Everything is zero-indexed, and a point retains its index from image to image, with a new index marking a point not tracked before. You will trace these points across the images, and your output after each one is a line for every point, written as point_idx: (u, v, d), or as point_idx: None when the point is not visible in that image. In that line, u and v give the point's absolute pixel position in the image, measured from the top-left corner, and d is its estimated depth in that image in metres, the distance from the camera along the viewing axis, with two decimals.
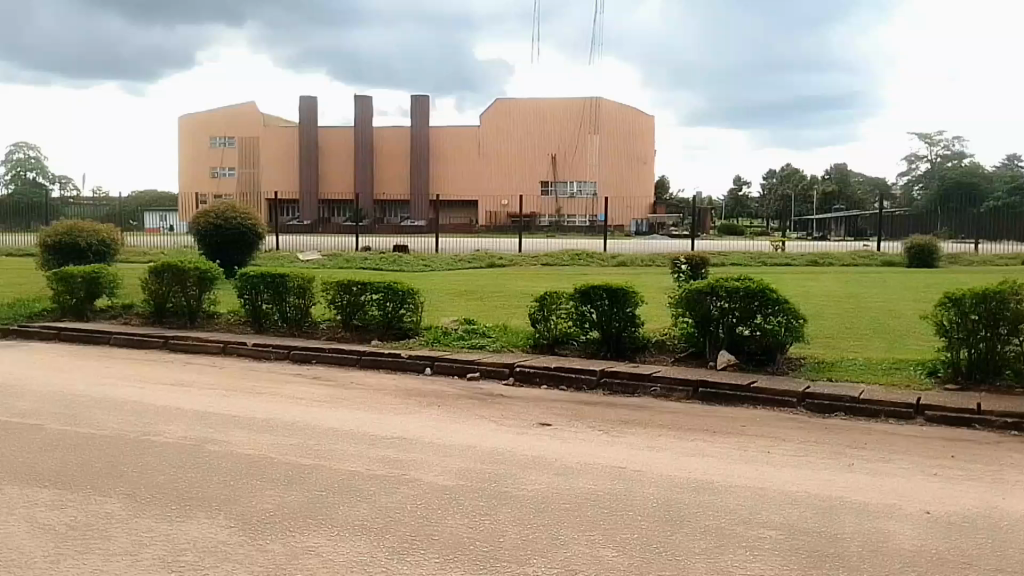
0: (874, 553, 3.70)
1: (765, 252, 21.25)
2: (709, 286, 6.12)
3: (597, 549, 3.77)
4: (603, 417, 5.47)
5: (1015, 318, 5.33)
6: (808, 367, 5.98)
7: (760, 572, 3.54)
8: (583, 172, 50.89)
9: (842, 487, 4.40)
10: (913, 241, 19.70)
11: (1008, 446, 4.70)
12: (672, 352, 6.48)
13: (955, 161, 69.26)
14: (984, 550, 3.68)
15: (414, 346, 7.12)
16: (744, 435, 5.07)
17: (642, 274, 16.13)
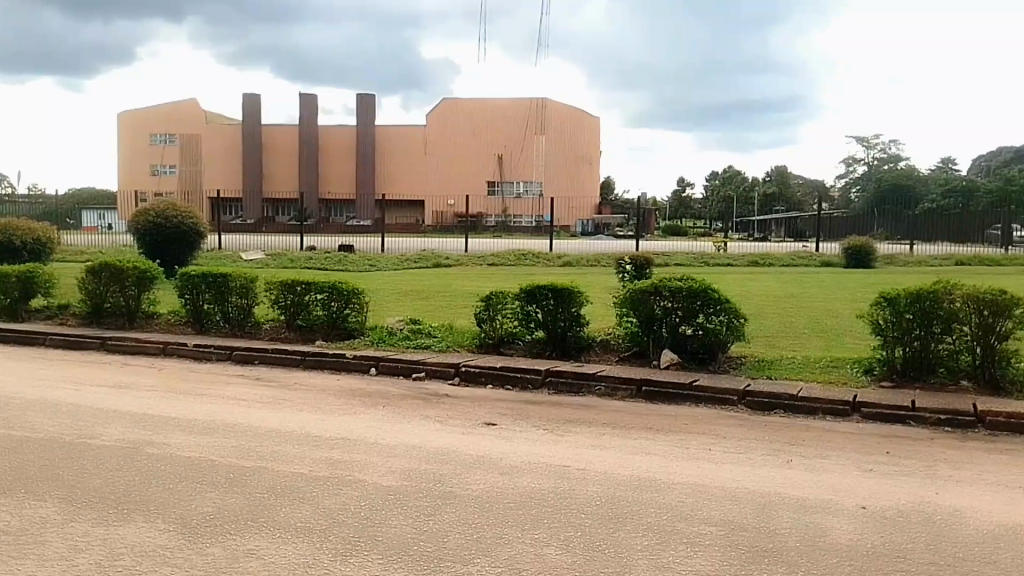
0: (810, 548, 3.77)
1: (707, 253, 21.87)
2: (652, 286, 6.17)
3: (540, 547, 3.78)
4: (547, 416, 5.49)
5: (949, 317, 5.45)
6: (749, 365, 6.08)
7: (700, 568, 3.58)
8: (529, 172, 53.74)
9: (780, 483, 4.47)
10: (852, 243, 20.31)
11: (940, 442, 4.83)
12: (616, 351, 6.53)
13: (890, 166, 75.20)
14: (917, 543, 3.76)
15: (358, 346, 7.08)
16: (686, 433, 5.14)
17: (589, 275, 16.36)
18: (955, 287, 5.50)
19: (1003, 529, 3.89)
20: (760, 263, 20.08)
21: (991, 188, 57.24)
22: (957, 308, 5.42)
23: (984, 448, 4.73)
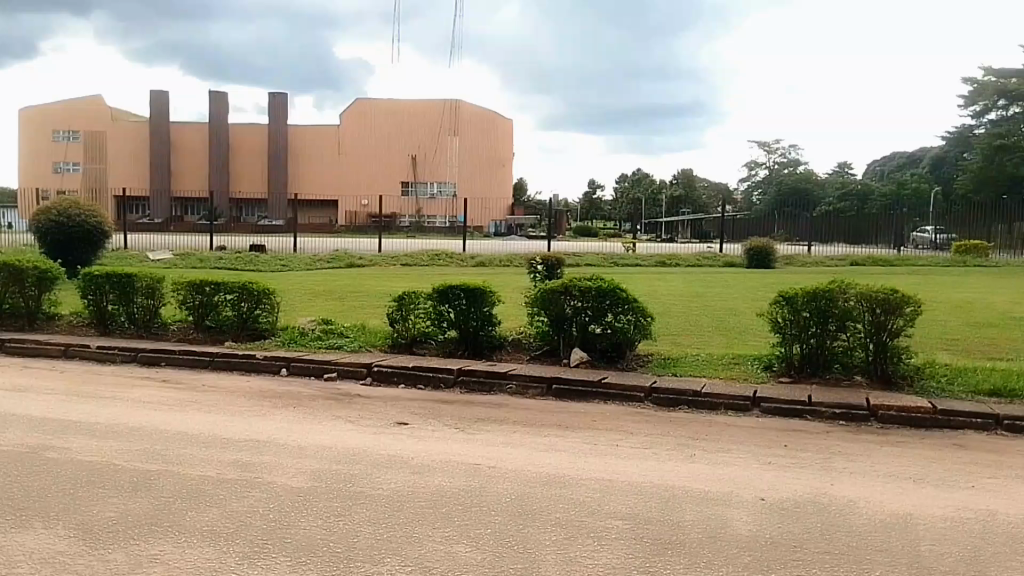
0: (711, 540, 3.88)
1: (619, 255, 22.95)
2: (562, 286, 6.30)
3: (450, 545, 3.80)
4: (458, 414, 5.54)
5: (843, 315, 5.73)
6: (655, 363, 6.27)
7: (603, 562, 3.65)
8: (442, 173, 55.88)
9: (683, 477, 4.59)
10: (752, 244, 21.17)
11: (836, 435, 5.04)
12: (527, 350, 6.63)
13: (790, 168, 81.89)
14: (812, 533, 3.91)
15: (269, 346, 7.05)
16: (593, 429, 5.24)
17: (501, 275, 16.75)
18: (848, 286, 5.77)
19: (892, 517, 4.07)
20: (667, 263, 20.86)
21: (883, 192, 62.26)
22: (850, 306, 5.69)
23: (876, 439, 4.96)
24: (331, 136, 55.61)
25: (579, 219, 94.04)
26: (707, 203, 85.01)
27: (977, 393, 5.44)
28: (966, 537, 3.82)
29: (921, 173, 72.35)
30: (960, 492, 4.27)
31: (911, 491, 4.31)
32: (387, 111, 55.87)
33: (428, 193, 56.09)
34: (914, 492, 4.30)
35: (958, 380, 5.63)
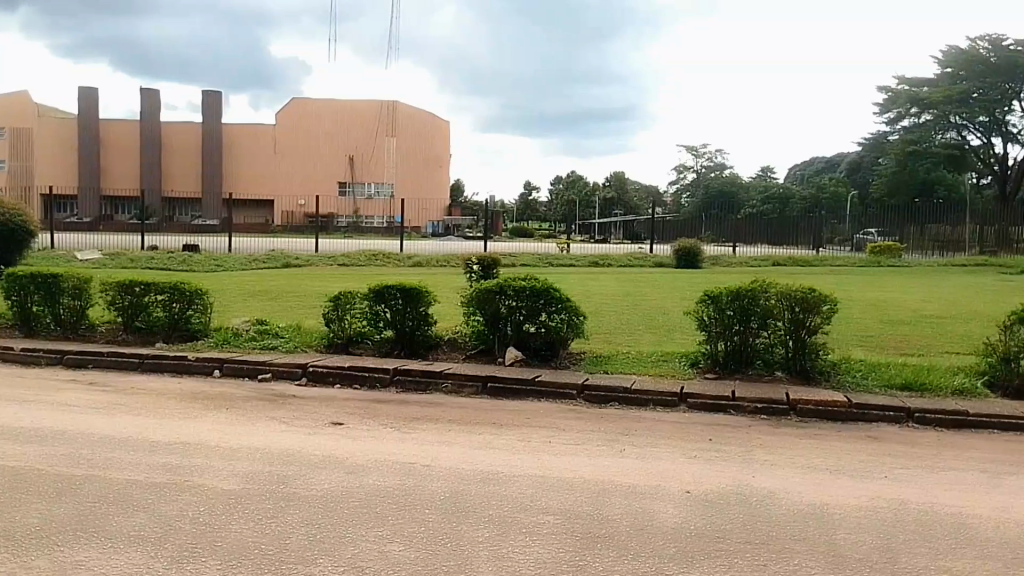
0: (639, 532, 3.99)
1: (553, 254, 23.62)
2: (497, 286, 6.38)
3: (383, 544, 3.82)
4: (394, 414, 5.58)
5: (764, 313, 5.97)
6: (587, 361, 6.44)
7: (534, 556, 3.71)
8: (379, 173, 56.76)
9: (613, 471, 4.71)
10: (680, 246, 21.84)
11: (756, 428, 5.26)
12: (463, 349, 6.72)
13: (716, 172, 85.04)
14: (735, 524, 4.06)
15: (201, 348, 6.97)
16: (526, 426, 5.34)
17: (438, 275, 16.97)
18: (770, 286, 6.03)
19: (810, 507, 4.25)
20: (599, 263, 21.41)
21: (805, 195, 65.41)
22: (771, 305, 5.93)
23: (796, 432, 5.18)
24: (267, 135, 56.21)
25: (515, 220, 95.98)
26: (637, 204, 87.13)
27: (888, 386, 5.75)
28: (880, 524, 4.02)
29: (840, 177, 76.19)
30: (875, 481, 4.49)
31: (830, 481, 4.51)
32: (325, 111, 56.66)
33: (365, 194, 56.96)
34: (833, 482, 4.50)
35: (871, 375, 5.94)
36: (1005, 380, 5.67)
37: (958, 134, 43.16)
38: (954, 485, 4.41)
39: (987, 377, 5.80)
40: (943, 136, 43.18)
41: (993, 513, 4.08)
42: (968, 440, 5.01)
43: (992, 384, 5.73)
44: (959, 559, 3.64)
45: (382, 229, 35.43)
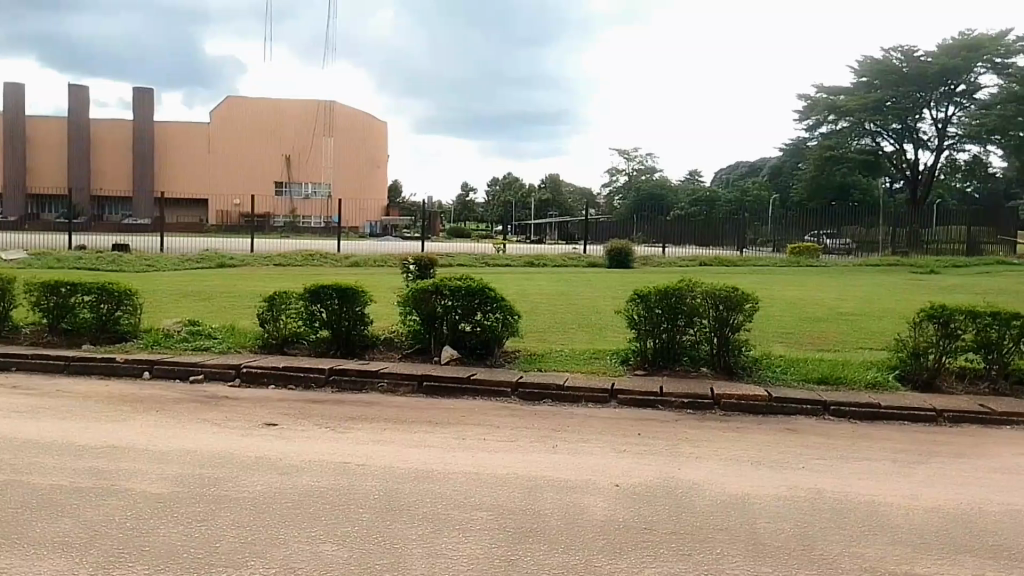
0: (569, 526, 4.08)
1: (492, 254, 24.30)
2: (433, 285, 6.47)
3: (316, 544, 3.80)
4: (329, 414, 5.60)
5: (690, 311, 6.22)
6: (521, 359, 6.58)
7: (465, 552, 3.76)
8: (316, 173, 58.61)
9: (545, 466, 4.81)
10: (613, 246, 22.71)
11: (683, 422, 5.46)
12: (399, 349, 6.80)
13: (646, 174, 87.86)
14: (661, 515, 4.19)
15: (130, 349, 6.86)
16: (462, 424, 5.42)
17: (375, 275, 17.16)
18: (695, 285, 6.29)
19: (732, 497, 4.42)
20: (534, 264, 22.08)
21: (728, 199, 68.33)
22: (696, 303, 6.19)
23: (719, 426, 5.40)
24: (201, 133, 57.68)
25: (452, 220, 97.36)
26: (572, 206, 88.60)
27: (806, 380, 6.06)
28: (799, 512, 4.21)
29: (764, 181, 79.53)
30: (793, 471, 4.70)
31: (752, 472, 4.70)
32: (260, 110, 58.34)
33: (302, 193, 58.54)
34: (753, 473, 4.69)
35: (791, 370, 6.25)
36: (915, 373, 6.04)
37: (873, 141, 45.22)
38: (867, 473, 4.65)
39: (898, 371, 6.16)
40: (858, 142, 45.27)
41: (901, 499, 4.33)
42: (880, 431, 5.29)
43: (902, 377, 6.10)
44: (870, 544, 3.84)
45: (319, 230, 35.51)
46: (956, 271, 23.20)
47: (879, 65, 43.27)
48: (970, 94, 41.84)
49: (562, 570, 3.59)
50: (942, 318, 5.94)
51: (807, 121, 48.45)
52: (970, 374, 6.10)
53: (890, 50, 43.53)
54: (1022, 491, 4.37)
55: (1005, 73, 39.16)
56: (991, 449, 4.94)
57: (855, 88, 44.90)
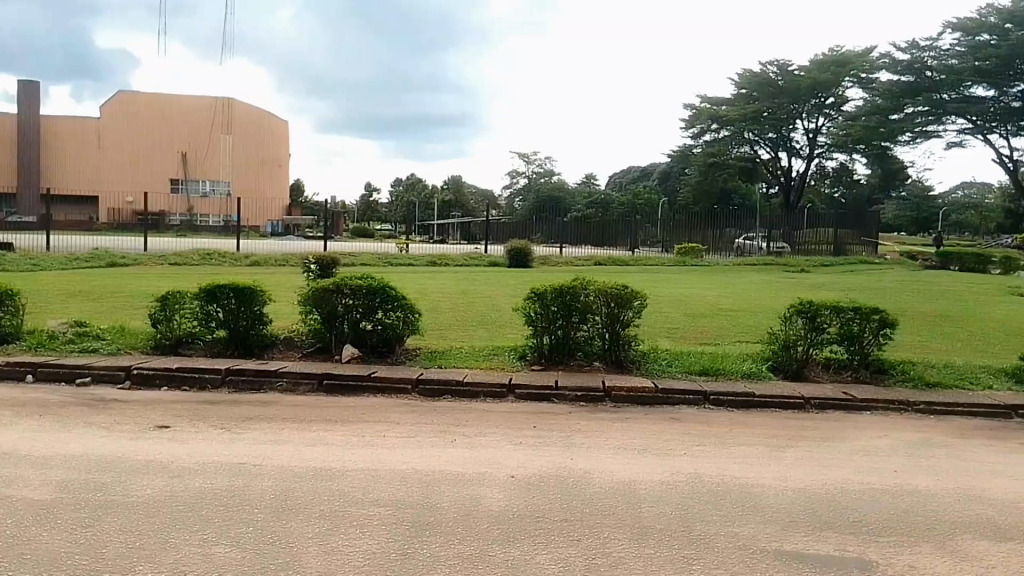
0: (465, 517, 4.16)
1: (395, 254, 24.42)
2: (334, 285, 6.64)
3: (208, 546, 3.73)
4: (225, 415, 5.60)
5: (582, 308, 6.63)
6: (422, 356, 6.80)
7: (360, 548, 3.77)
8: (215, 172, 59.03)
9: (443, 460, 4.91)
10: (514, 246, 23.56)
11: (576, 414, 5.74)
12: (300, 348, 6.91)
13: (545, 177, 90.56)
14: (553, 504, 4.34)
15: (11, 351, 6.58)
16: (361, 421, 5.51)
17: (276, 275, 16.84)
18: (588, 283, 6.69)
19: (621, 484, 4.64)
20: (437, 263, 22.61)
21: (621, 201, 71.04)
22: (589, 300, 6.61)
23: (611, 416, 5.70)
24: (93, 128, 57.58)
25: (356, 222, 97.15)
26: (472, 208, 89.95)
27: (689, 372, 6.52)
28: (684, 497, 4.45)
29: (653, 186, 81.83)
30: (678, 458, 4.99)
31: (640, 460, 4.95)
32: (157, 106, 58.28)
33: (200, 190, 59.21)
34: (641, 460, 4.95)
35: (676, 363, 6.72)
36: (785, 364, 6.62)
37: (751, 149, 48.42)
38: (744, 458, 4.99)
39: (771, 362, 6.72)
40: (738, 149, 48.62)
41: (775, 481, 4.65)
42: (756, 420, 5.71)
43: (775, 367, 6.66)
44: (747, 523, 4.11)
45: (219, 228, 34.69)
46: (825, 270, 24.98)
47: (757, 78, 45.91)
48: (837, 107, 45.10)
49: (457, 560, 3.66)
50: (809, 313, 6.55)
51: (692, 129, 50.42)
52: (833, 364, 6.74)
53: (767, 64, 46.10)
54: (879, 471, 4.80)
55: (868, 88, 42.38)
56: (854, 434, 5.42)
57: (734, 99, 47.68)
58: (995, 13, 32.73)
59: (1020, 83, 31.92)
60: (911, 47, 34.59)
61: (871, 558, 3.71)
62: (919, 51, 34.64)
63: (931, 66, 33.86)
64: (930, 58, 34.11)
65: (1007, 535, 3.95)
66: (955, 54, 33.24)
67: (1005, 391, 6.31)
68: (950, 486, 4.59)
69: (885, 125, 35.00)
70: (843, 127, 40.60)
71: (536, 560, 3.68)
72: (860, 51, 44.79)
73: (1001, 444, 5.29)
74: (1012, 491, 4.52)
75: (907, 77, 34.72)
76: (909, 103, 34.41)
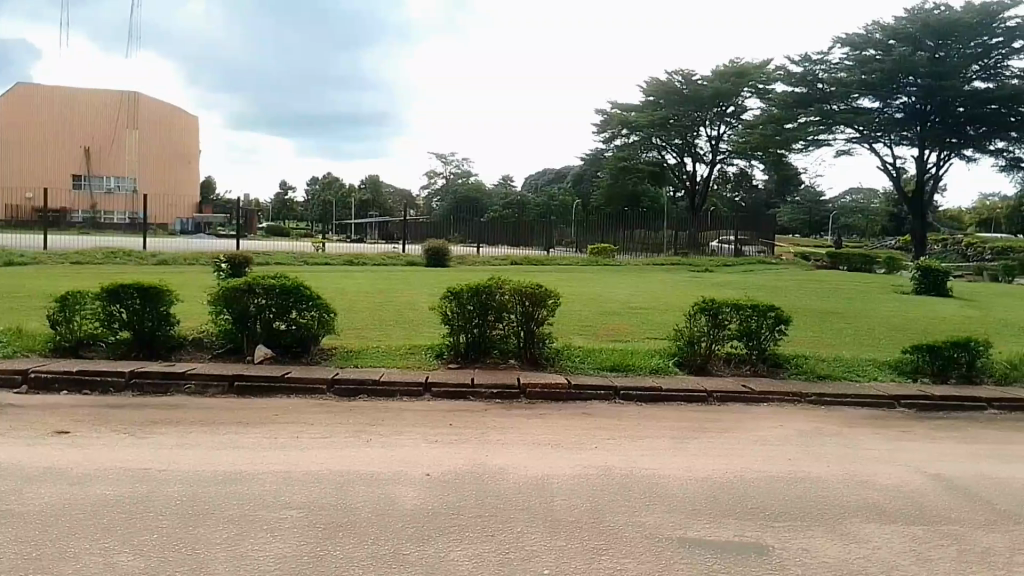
0: (380, 516, 4.13)
1: (311, 254, 23.93)
2: (246, 284, 6.59)
3: (110, 555, 3.57)
4: (130, 418, 5.44)
5: (499, 307, 6.81)
6: (338, 356, 6.85)
7: (271, 551, 3.68)
8: (119, 169, 57.42)
9: (358, 460, 4.90)
10: (432, 246, 23.65)
11: (491, 411, 5.88)
12: (210, 349, 6.81)
13: (462, 177, 91.23)
14: (467, 501, 4.37)
15: None
16: (275, 423, 5.47)
17: (184, 275, 16.06)
18: (504, 283, 6.89)
19: (534, 479, 4.74)
20: (354, 263, 22.52)
21: (536, 203, 72.20)
22: (504, 299, 6.79)
23: (526, 413, 5.87)
24: None
25: (269, 220, 94.60)
26: (390, 208, 89.59)
27: (601, 368, 6.82)
28: (594, 490, 4.57)
29: (566, 188, 82.35)
30: (588, 452, 5.15)
31: (552, 455, 5.08)
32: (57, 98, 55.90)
33: (104, 187, 57.19)
34: (553, 454, 5.09)
35: (588, 359, 7.00)
36: (690, 359, 6.96)
37: (658, 154, 49.91)
38: (651, 450, 5.21)
39: (677, 358, 7.07)
40: (646, 154, 49.72)
41: (680, 472, 4.86)
42: (664, 414, 5.97)
43: (680, 363, 7.00)
44: (654, 513, 4.25)
45: (124, 225, 33.36)
46: (726, 270, 25.85)
47: (663, 87, 47.48)
48: (737, 115, 47.24)
49: (370, 561, 3.61)
50: (711, 311, 6.94)
51: (604, 134, 52.16)
52: (734, 358, 7.12)
53: (673, 73, 47.59)
54: (775, 460, 5.09)
55: (764, 98, 44.74)
56: (752, 425, 5.74)
57: (643, 105, 49.07)
58: (878, 30, 35.69)
59: (900, 96, 34.97)
60: (804, 61, 37.64)
61: (766, 541, 3.91)
62: (811, 64, 37.67)
63: (822, 78, 37.00)
64: (821, 71, 37.22)
65: (891, 517, 4.23)
66: (843, 68, 36.09)
67: (886, 382, 6.84)
68: (840, 473, 4.91)
69: (780, 133, 38.47)
70: (743, 134, 42.82)
71: (449, 556, 3.68)
72: (758, 64, 47.01)
73: (884, 432, 5.71)
74: (894, 477, 4.86)
75: (801, 88, 37.88)
76: (801, 113, 37.38)
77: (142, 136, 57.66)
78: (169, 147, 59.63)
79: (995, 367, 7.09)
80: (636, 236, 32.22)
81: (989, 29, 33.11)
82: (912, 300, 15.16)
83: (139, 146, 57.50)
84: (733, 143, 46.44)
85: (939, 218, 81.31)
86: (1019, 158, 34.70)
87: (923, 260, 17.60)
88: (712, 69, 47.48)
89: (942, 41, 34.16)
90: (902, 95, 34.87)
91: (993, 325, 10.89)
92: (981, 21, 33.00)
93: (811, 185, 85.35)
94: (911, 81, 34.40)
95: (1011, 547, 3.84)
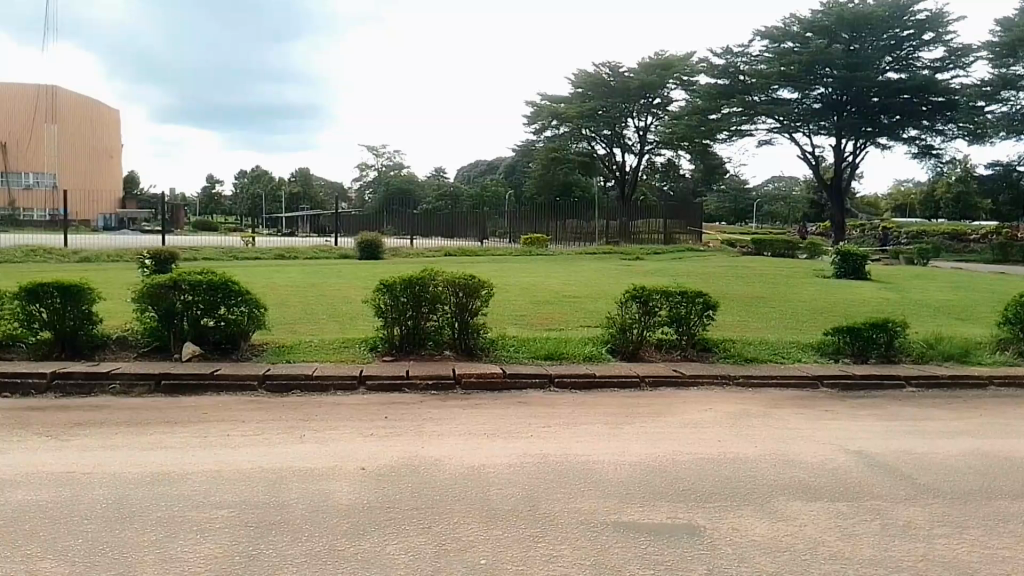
0: (314, 513, 4.00)
1: (239, 249, 23.27)
2: (170, 280, 6.50)
3: (31, 562, 3.38)
4: (51, 420, 5.29)
5: (433, 298, 6.88)
6: (270, 352, 6.83)
7: (201, 554, 3.51)
8: (39, 165, 54.84)
9: (290, 458, 4.81)
10: (363, 238, 23.41)
11: (426, 403, 5.96)
12: (134, 348, 6.70)
13: (395, 168, 91.31)
14: (403, 493, 4.28)
15: None
16: (202, 422, 5.39)
17: (106, 274, 14.86)
18: (437, 275, 6.96)
19: (469, 470, 4.69)
20: (286, 257, 22.32)
21: (470, 193, 72.45)
22: (438, 291, 6.87)
23: (461, 403, 5.98)
24: None
25: (198, 214, 92.48)
26: (322, 200, 88.61)
27: (535, 357, 6.96)
28: (528, 477, 4.57)
29: (498, 180, 82.24)
30: (523, 441, 5.20)
31: (486, 445, 5.11)
32: None
33: (23, 183, 54.23)
34: (488, 445, 5.12)
35: (522, 349, 7.12)
36: (623, 346, 7.13)
37: (589, 145, 50.78)
38: (587, 437, 5.29)
39: (610, 345, 7.23)
40: (577, 145, 51.00)
41: (614, 457, 4.92)
42: (596, 399, 6.16)
43: (613, 350, 7.16)
44: (589, 499, 4.24)
45: (44, 222, 32.10)
46: (656, 259, 25.99)
47: (590, 79, 48.09)
48: (662, 107, 48.32)
49: (303, 558, 3.49)
50: (641, 298, 7.11)
51: (534, 125, 52.02)
52: (665, 344, 7.32)
53: (601, 65, 48.09)
54: (705, 443, 5.22)
55: (689, 90, 45.91)
56: (681, 409, 5.92)
57: (573, 97, 49.62)
58: (796, 23, 37.33)
59: (817, 87, 36.42)
60: (726, 53, 39.15)
61: (699, 523, 3.94)
62: (732, 56, 39.26)
63: (743, 70, 38.56)
64: (742, 63, 38.81)
65: (817, 495, 4.35)
66: (763, 60, 37.74)
67: (809, 363, 7.11)
68: (767, 453, 5.04)
69: (704, 124, 39.66)
70: (669, 126, 43.84)
71: (385, 551, 3.59)
72: (681, 56, 47.83)
73: (809, 413, 5.92)
74: (819, 455, 5.03)
75: (722, 80, 39.24)
76: (724, 104, 38.88)
77: (64, 129, 55.91)
78: (91, 140, 58.71)
79: (911, 346, 7.45)
80: (567, 226, 33.43)
81: (901, 21, 34.80)
82: (830, 284, 15.73)
83: (60, 140, 55.67)
84: (660, 134, 47.31)
85: (857, 206, 84.48)
86: (929, 145, 36.37)
87: (842, 246, 18.22)
88: (638, 60, 47.98)
89: (856, 34, 35.76)
90: (819, 86, 36.32)
91: (908, 307, 11.40)
92: (895, 15, 34.69)
93: (734, 173, 87.31)
94: (827, 72, 35.85)
95: (931, 519, 4.01)
